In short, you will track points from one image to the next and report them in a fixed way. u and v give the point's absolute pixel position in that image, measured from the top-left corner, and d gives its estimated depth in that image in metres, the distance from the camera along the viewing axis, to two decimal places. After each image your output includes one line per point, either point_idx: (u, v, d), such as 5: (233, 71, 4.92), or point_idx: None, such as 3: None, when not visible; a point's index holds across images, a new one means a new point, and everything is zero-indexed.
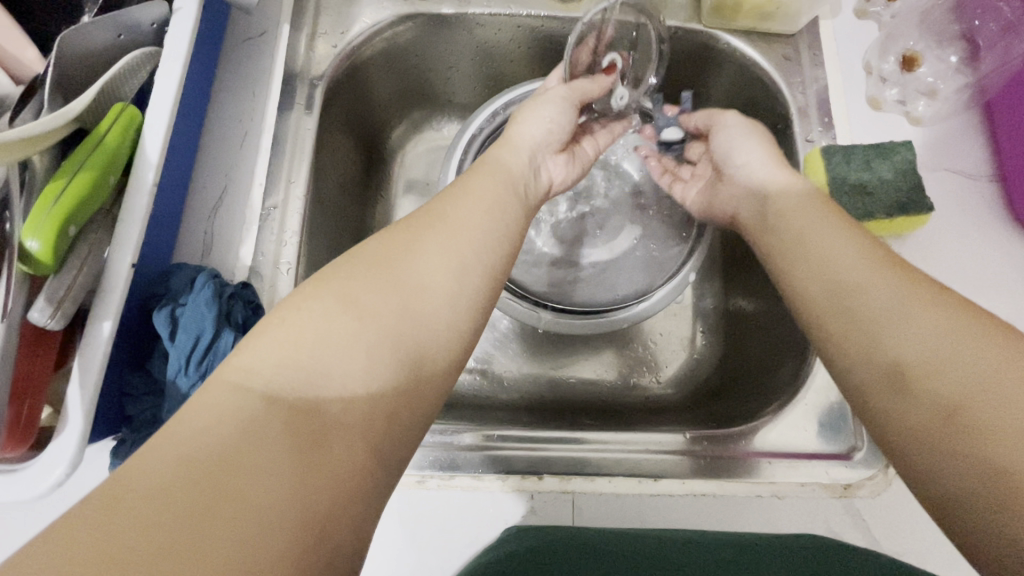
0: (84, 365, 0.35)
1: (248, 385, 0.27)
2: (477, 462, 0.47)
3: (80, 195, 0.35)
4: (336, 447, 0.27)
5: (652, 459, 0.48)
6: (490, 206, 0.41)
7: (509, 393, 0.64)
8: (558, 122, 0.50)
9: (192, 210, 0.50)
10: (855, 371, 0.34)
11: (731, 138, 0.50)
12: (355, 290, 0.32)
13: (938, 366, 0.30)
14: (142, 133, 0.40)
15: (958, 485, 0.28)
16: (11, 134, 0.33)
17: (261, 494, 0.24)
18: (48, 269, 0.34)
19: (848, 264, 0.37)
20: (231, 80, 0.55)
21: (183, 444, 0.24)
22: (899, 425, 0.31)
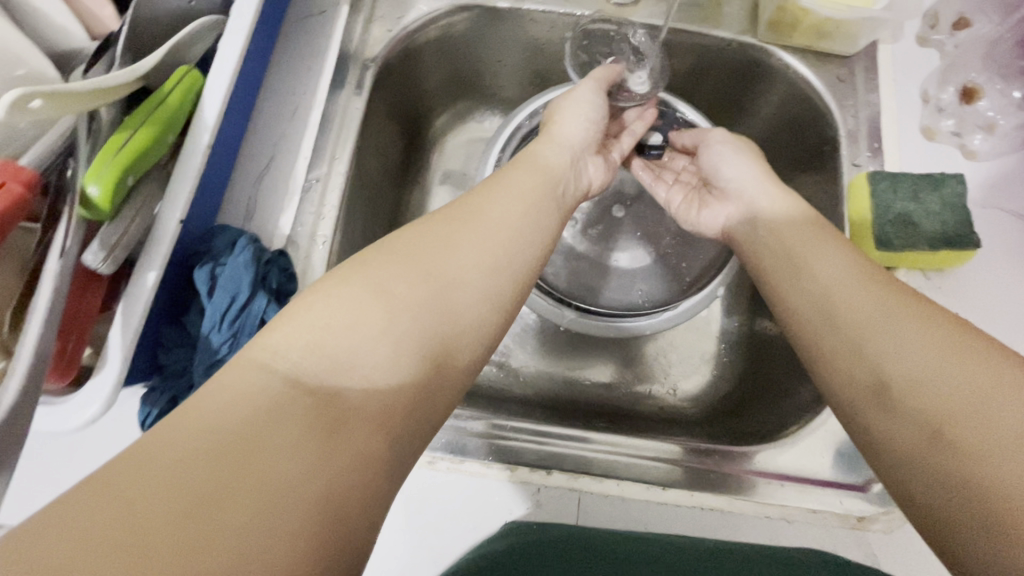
0: (128, 312, 0.37)
1: (273, 367, 0.28)
2: (486, 450, 0.47)
3: (140, 148, 0.37)
4: (356, 431, 0.28)
5: (656, 467, 0.47)
6: (525, 201, 0.42)
7: (522, 387, 0.65)
8: (593, 121, 0.52)
9: (240, 174, 0.51)
10: (839, 380, 0.35)
11: (719, 154, 0.51)
12: (391, 274, 0.33)
13: (923, 378, 0.30)
14: (201, 96, 0.42)
15: (944, 504, 0.28)
16: (85, 84, 0.34)
17: (284, 470, 0.24)
18: (103, 216, 0.35)
19: (835, 282, 0.37)
20: (290, 54, 0.56)
21: (210, 415, 0.25)
22: (887, 444, 0.31)
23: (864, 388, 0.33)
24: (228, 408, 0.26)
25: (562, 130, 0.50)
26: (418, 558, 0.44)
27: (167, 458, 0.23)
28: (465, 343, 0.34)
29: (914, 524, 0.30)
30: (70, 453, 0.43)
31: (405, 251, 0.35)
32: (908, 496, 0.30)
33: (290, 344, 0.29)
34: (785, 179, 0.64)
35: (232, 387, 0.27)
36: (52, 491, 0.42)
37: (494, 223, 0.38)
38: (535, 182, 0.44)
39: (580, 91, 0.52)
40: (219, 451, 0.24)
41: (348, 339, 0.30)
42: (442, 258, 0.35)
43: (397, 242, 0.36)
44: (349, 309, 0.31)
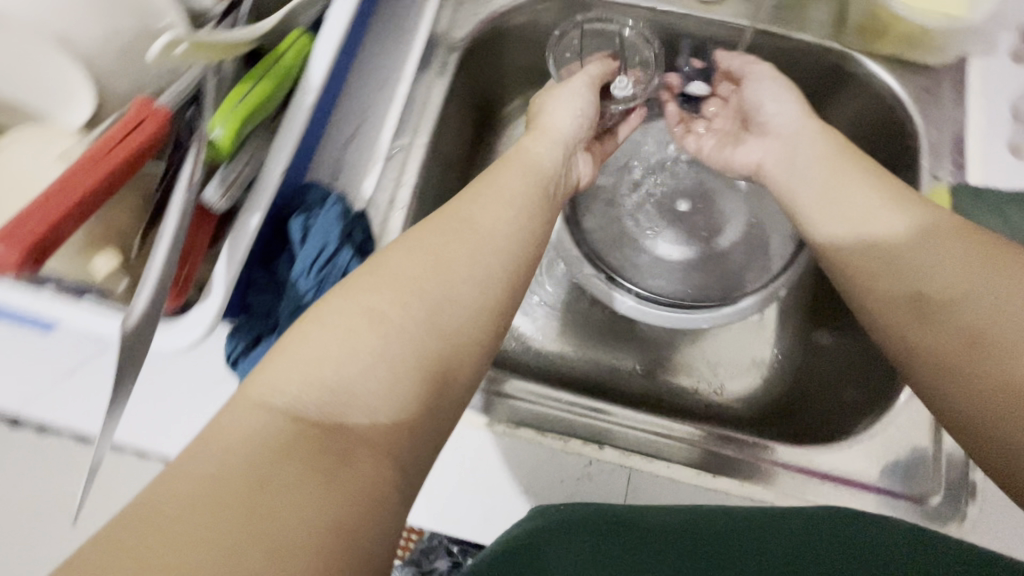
0: (232, 250, 0.40)
1: (270, 403, 0.30)
2: (500, 412, 0.48)
3: (257, 101, 0.40)
4: (361, 459, 0.29)
5: (666, 445, 0.48)
6: (513, 205, 0.42)
7: (568, 368, 0.66)
8: (582, 115, 0.54)
9: (330, 138, 0.54)
10: (879, 303, 0.41)
11: (762, 89, 0.54)
12: (402, 273, 0.36)
13: (957, 297, 0.37)
14: (310, 59, 0.45)
15: (970, 400, 0.35)
16: (218, 37, 0.37)
17: (291, 506, 0.26)
18: (224, 158, 0.39)
19: (877, 220, 0.43)
20: (382, 28, 0.59)
21: (213, 462, 0.27)
22: (926, 353, 0.38)
23: (905, 306, 0.40)
24: (233, 447, 0.27)
25: (553, 119, 0.52)
26: (471, 509, 0.47)
27: (178, 502, 0.25)
28: (465, 357, 0.35)
29: (938, 419, 0.37)
30: (181, 381, 0.47)
31: (390, 277, 0.35)
32: (938, 396, 0.37)
33: (290, 381, 0.30)
34: None
35: (234, 425, 0.29)
36: (198, 422, 0.46)
37: (486, 233, 0.39)
38: (525, 181, 0.45)
39: (574, 84, 0.55)
40: (226, 490, 0.26)
41: (345, 369, 0.31)
42: (440, 271, 0.36)
43: (392, 260, 0.36)
44: (340, 339, 0.32)
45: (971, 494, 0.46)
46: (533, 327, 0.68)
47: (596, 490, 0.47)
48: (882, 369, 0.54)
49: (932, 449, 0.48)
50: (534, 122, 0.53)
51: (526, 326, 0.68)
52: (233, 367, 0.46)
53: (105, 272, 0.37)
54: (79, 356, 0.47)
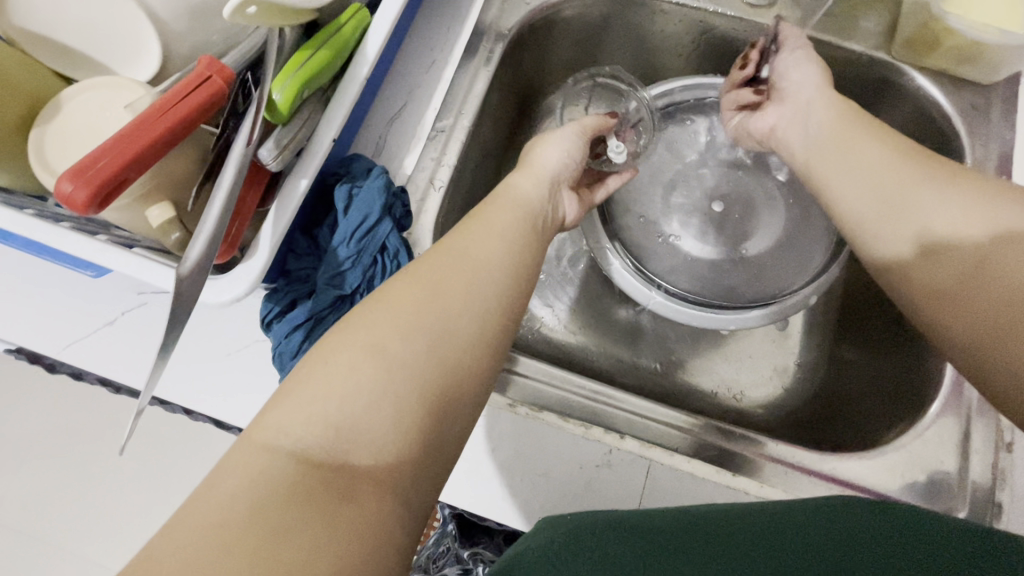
0: (280, 210, 0.41)
1: (275, 446, 0.29)
2: (520, 394, 0.48)
3: (316, 68, 0.41)
4: (361, 499, 0.29)
5: (671, 433, 0.48)
6: (504, 239, 0.42)
7: (589, 361, 0.67)
8: (575, 159, 0.54)
9: (375, 115, 0.55)
10: (882, 244, 0.43)
11: (790, 61, 0.55)
12: (399, 303, 0.35)
13: (956, 228, 0.39)
14: (366, 34, 0.46)
15: (977, 325, 0.37)
16: (285, 2, 0.39)
17: (296, 552, 0.25)
18: (281, 120, 0.40)
19: (877, 166, 0.44)
20: (434, 14, 0.60)
21: (209, 515, 0.26)
22: (928, 286, 0.40)
23: (908, 244, 0.42)
24: (230, 499, 0.26)
25: (543, 160, 0.52)
26: (487, 487, 0.47)
27: (184, 557, 0.24)
28: (470, 380, 0.35)
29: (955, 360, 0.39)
30: (218, 339, 0.48)
31: (373, 317, 0.34)
32: (940, 327, 0.39)
33: (292, 422, 0.30)
34: None
35: (234, 474, 0.27)
36: (261, 387, 0.47)
37: (480, 269, 0.39)
38: (517, 217, 0.45)
39: (565, 130, 0.55)
40: (231, 537, 0.25)
41: (347, 407, 0.30)
42: (434, 306, 0.36)
43: (384, 304, 0.35)
44: (341, 377, 0.31)
45: (996, 514, 0.45)
46: (554, 317, 0.69)
47: (614, 479, 0.47)
48: (913, 386, 0.53)
49: (959, 467, 0.47)
50: (523, 161, 0.53)
51: (548, 316, 0.69)
52: (266, 329, 0.47)
53: (160, 222, 0.38)
54: (121, 306, 0.48)
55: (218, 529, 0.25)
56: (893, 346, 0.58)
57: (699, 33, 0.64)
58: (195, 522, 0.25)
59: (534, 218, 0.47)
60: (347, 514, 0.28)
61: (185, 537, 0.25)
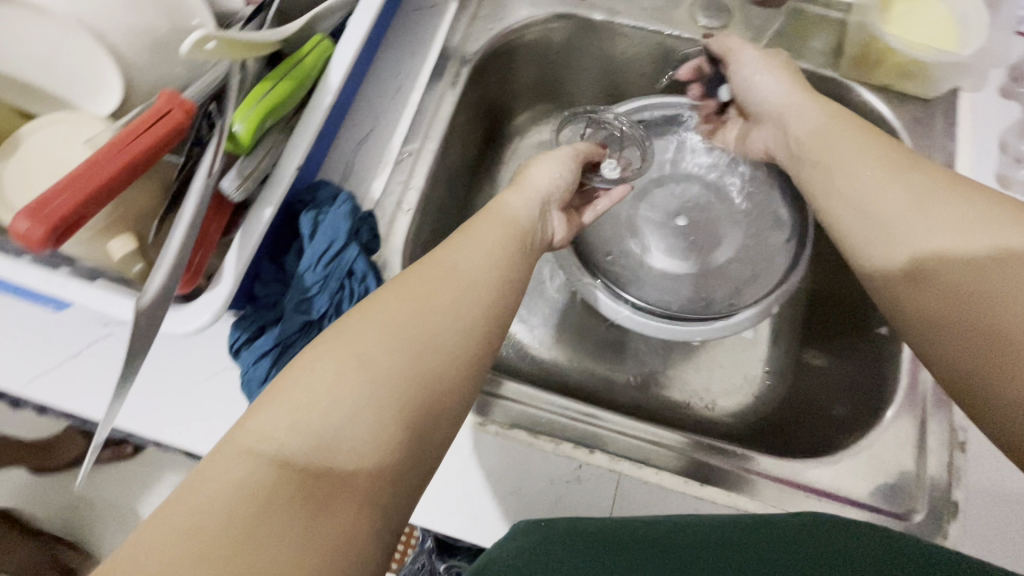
0: (245, 239, 0.42)
1: (258, 450, 0.28)
2: (504, 415, 0.49)
3: (277, 100, 0.42)
4: (340, 514, 0.28)
5: (656, 451, 0.48)
6: (493, 255, 0.42)
7: (565, 376, 0.67)
8: (564, 178, 0.54)
9: (343, 141, 0.56)
10: (871, 266, 0.42)
11: (757, 67, 0.55)
12: (391, 314, 0.35)
13: (943, 247, 0.37)
14: (329, 64, 0.47)
15: (963, 362, 0.34)
16: (243, 37, 0.40)
17: (269, 563, 0.25)
18: (243, 151, 0.41)
19: (865, 183, 0.43)
20: (400, 42, 0.62)
21: (194, 513, 0.26)
22: (914, 307, 0.38)
23: (894, 266, 0.40)
24: (211, 500, 0.26)
25: (535, 179, 0.52)
26: (459, 506, 0.47)
27: (158, 560, 0.24)
28: (453, 388, 0.34)
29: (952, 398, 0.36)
30: (184, 367, 0.48)
31: (361, 324, 0.34)
32: (931, 352, 0.37)
33: (277, 427, 0.29)
34: None
35: (211, 480, 0.27)
36: (231, 412, 0.47)
37: (468, 281, 0.39)
38: (503, 235, 0.45)
39: (559, 152, 0.56)
40: (206, 546, 0.25)
41: (329, 413, 0.30)
42: (420, 316, 0.35)
43: (374, 312, 0.35)
44: (325, 383, 0.31)
45: (953, 511, 0.46)
46: (529, 332, 0.70)
47: (586, 494, 0.47)
48: (874, 388, 0.55)
49: (917, 465, 0.48)
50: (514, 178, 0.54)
51: (524, 333, 0.70)
52: (235, 356, 0.47)
53: (121, 254, 0.38)
54: (85, 338, 0.48)
55: (189, 537, 0.25)
56: (856, 351, 0.60)
57: (660, 55, 0.66)
58: (178, 516, 0.26)
59: (519, 235, 0.46)
60: (322, 523, 0.27)
61: (159, 541, 0.25)
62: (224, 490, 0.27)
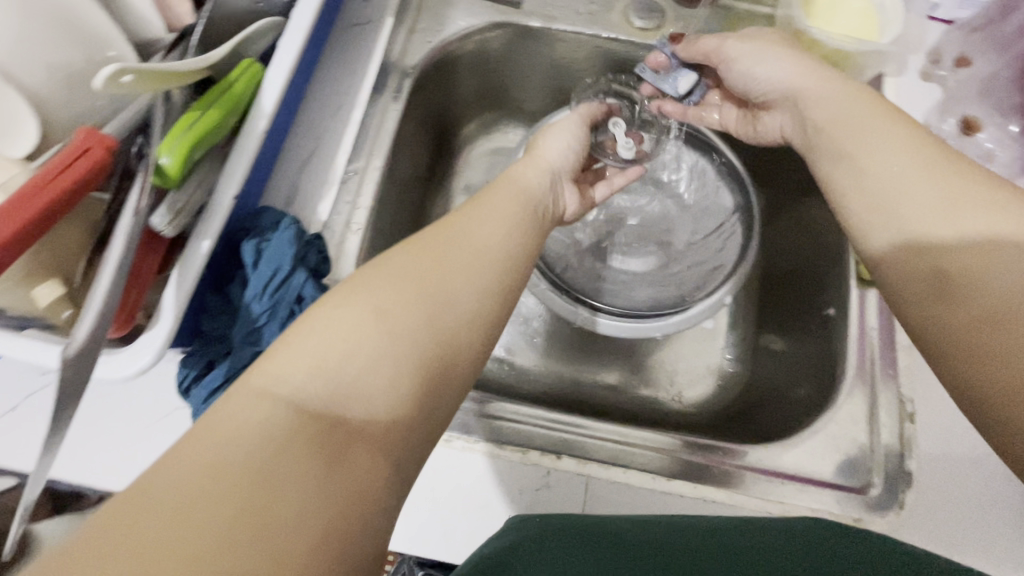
0: (183, 273, 0.40)
1: (276, 392, 0.29)
2: (497, 433, 0.50)
3: (206, 129, 0.41)
4: (356, 461, 0.29)
5: (650, 455, 0.50)
6: (505, 221, 0.44)
7: (541, 390, 0.67)
8: (572, 150, 0.55)
9: (284, 164, 0.55)
10: (900, 278, 0.39)
11: (754, 56, 0.52)
12: (410, 270, 0.37)
13: (981, 269, 0.35)
14: (261, 88, 0.46)
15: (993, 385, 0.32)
16: (164, 67, 0.38)
17: (290, 508, 0.26)
18: (172, 185, 0.39)
19: (901, 186, 0.40)
20: (336, 58, 0.60)
21: (217, 447, 0.26)
22: (938, 326, 0.36)
23: (924, 283, 0.37)
24: (233, 438, 0.27)
25: (547, 151, 0.53)
26: (431, 525, 0.47)
27: (181, 494, 0.24)
28: (464, 350, 0.36)
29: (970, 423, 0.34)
30: (131, 412, 0.46)
31: (386, 275, 0.36)
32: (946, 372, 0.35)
33: (300, 376, 0.30)
34: (786, 203, 0.69)
35: (235, 417, 0.28)
36: (153, 446, 0.45)
37: (479, 250, 0.40)
38: (513, 201, 0.46)
39: (565, 124, 0.57)
40: (231, 480, 0.25)
41: (351, 358, 0.32)
42: (434, 278, 0.37)
43: (396, 271, 0.37)
44: (349, 333, 0.32)
45: (908, 480, 0.48)
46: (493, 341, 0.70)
47: (555, 501, 0.47)
48: (826, 367, 0.57)
49: (870, 438, 0.51)
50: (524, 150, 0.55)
51: None
52: (185, 395, 0.45)
53: (48, 300, 0.37)
54: (20, 391, 0.46)
55: (214, 470, 0.25)
56: (808, 331, 0.61)
57: (601, 58, 0.67)
58: (192, 458, 0.26)
59: (529, 204, 0.47)
60: (336, 464, 0.28)
61: (183, 472, 0.25)
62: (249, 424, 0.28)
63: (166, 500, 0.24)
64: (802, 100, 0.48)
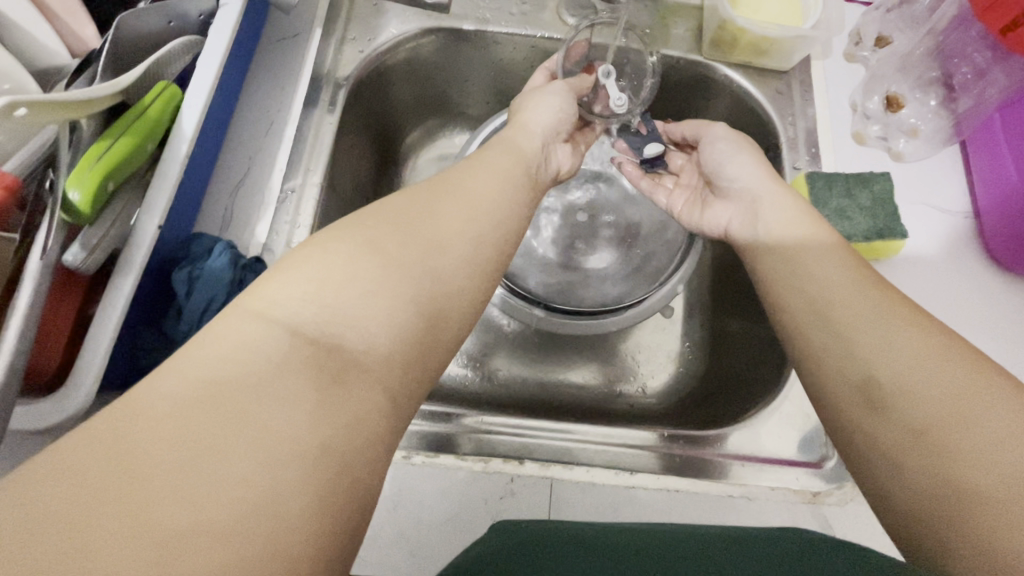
0: (106, 312, 0.38)
1: (271, 315, 0.28)
2: (462, 444, 0.49)
3: (118, 159, 0.39)
4: (357, 386, 0.28)
5: (629, 454, 0.50)
6: (524, 159, 0.46)
7: (512, 393, 0.67)
8: (563, 110, 0.54)
9: (216, 188, 0.53)
10: (832, 385, 0.37)
11: (722, 152, 0.53)
12: (416, 192, 0.37)
13: (909, 378, 0.33)
14: (180, 110, 0.44)
15: (927, 503, 0.31)
16: (63, 97, 0.36)
17: (280, 425, 0.24)
18: (86, 220, 0.38)
19: (828, 287, 0.40)
20: (266, 74, 0.59)
21: (203, 366, 0.25)
22: (869, 438, 0.34)
23: (853, 386, 0.36)
24: (222, 357, 0.25)
25: (534, 115, 0.52)
26: (396, 543, 0.46)
27: (167, 405, 0.23)
28: (455, 305, 0.34)
29: (904, 537, 0.33)
30: None
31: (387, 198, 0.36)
32: (882, 490, 0.33)
33: (278, 296, 0.29)
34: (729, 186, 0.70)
35: (226, 335, 0.26)
36: None
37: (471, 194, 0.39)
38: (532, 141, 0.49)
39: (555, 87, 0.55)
40: (224, 397, 0.24)
41: (339, 262, 0.31)
42: (424, 215, 0.35)
43: (386, 208, 0.35)
44: (335, 240, 0.32)
45: None
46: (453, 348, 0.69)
47: (520, 508, 0.47)
48: (775, 346, 0.58)
49: None
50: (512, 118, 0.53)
51: None
52: None
53: None
54: None
55: (206, 384, 0.24)
56: (756, 310, 0.62)
57: (539, 57, 0.66)
58: (186, 376, 0.24)
59: None
60: (341, 388, 0.27)
61: (172, 385, 0.24)
62: (244, 369, 0.25)
63: (149, 418, 0.23)
64: (761, 203, 0.48)
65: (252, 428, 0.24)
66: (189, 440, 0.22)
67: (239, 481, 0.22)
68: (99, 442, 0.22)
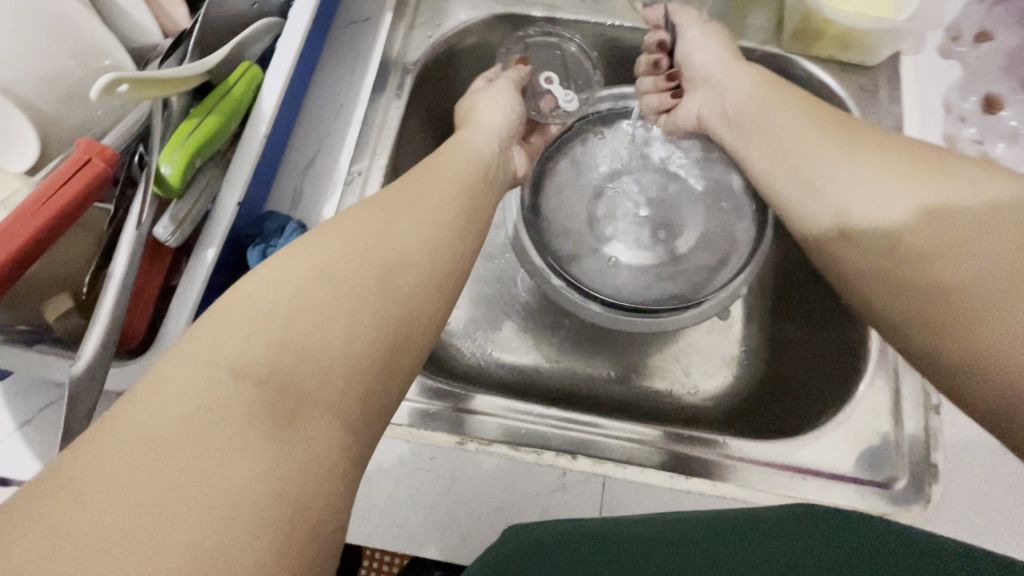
0: (186, 284, 0.40)
1: (214, 361, 0.28)
2: (502, 435, 0.48)
3: (206, 135, 0.40)
4: (313, 424, 0.28)
5: (684, 455, 0.48)
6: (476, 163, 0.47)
7: (556, 385, 0.66)
8: (513, 110, 0.55)
9: (288, 168, 0.55)
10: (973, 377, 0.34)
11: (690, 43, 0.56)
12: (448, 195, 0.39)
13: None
14: (260, 90, 0.45)
15: None
16: (156, 75, 0.37)
17: (218, 474, 0.25)
18: (174, 194, 0.39)
19: (947, 262, 0.36)
20: (336, 57, 0.60)
21: (147, 418, 0.26)
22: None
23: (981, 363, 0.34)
24: (159, 415, 0.26)
25: (487, 116, 0.53)
26: (447, 526, 0.46)
27: (109, 467, 0.24)
28: None
29: None
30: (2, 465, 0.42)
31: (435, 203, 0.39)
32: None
33: None
34: None
35: (183, 376, 0.27)
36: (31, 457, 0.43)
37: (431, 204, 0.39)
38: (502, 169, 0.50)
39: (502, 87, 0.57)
40: (163, 453, 0.25)
41: None
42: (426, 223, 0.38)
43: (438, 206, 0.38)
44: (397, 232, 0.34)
45: (933, 475, 0.47)
46: (499, 339, 0.69)
47: (571, 503, 0.47)
48: (847, 356, 0.56)
49: (894, 429, 0.49)
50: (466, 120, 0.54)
51: (497, 343, 0.68)
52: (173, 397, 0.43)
53: (60, 311, 0.39)
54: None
55: (142, 441, 0.25)
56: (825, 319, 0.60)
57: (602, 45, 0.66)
58: (122, 430, 0.25)
59: None
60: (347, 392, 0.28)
61: (115, 439, 0.25)
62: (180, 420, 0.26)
63: (80, 488, 0.23)
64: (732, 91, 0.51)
65: (195, 484, 0.24)
66: (131, 498, 0.23)
67: (189, 541, 0.23)
68: (56, 503, 0.23)
